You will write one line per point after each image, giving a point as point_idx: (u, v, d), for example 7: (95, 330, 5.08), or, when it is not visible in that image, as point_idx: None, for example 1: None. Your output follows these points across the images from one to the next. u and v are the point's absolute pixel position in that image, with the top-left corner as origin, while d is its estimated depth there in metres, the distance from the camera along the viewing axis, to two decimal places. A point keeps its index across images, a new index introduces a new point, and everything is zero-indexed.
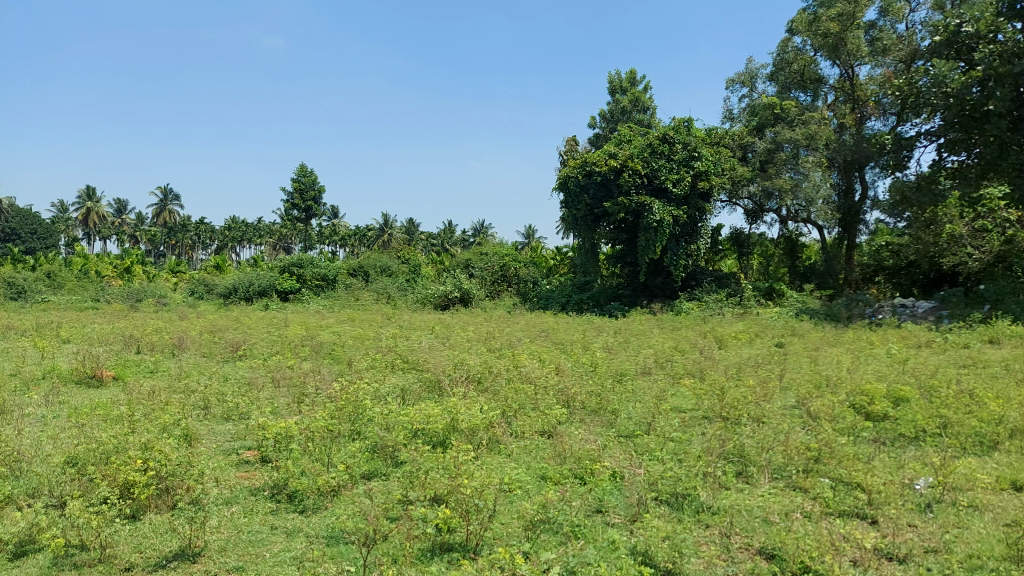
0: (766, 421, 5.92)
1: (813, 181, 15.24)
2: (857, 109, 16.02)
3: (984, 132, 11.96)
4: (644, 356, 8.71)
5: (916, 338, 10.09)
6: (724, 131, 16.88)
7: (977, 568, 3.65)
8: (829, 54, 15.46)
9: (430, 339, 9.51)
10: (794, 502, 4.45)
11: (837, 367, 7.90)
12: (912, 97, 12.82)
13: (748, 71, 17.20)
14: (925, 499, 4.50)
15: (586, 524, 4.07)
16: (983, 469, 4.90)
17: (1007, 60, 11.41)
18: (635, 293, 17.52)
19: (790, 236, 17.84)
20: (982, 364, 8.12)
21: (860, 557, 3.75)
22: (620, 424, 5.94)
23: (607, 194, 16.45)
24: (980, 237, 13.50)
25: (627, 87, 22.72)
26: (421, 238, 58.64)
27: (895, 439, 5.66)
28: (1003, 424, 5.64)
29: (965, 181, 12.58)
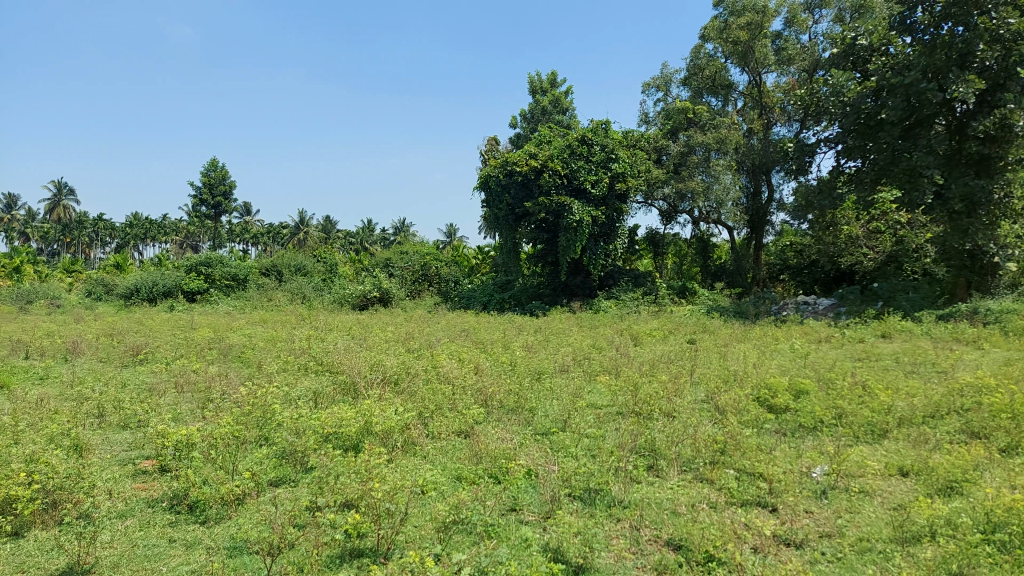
0: (677, 416, 6.11)
1: (723, 184, 15.85)
2: (764, 115, 16.78)
3: (879, 139, 12.76)
4: (562, 354, 8.80)
5: (817, 333, 10.65)
6: (640, 134, 17.29)
7: (866, 550, 3.88)
8: (739, 62, 16.10)
9: (346, 340, 9.32)
10: (701, 494, 4.61)
11: (744, 362, 8.24)
12: (813, 105, 13.65)
13: (663, 75, 17.69)
14: (821, 486, 4.74)
15: (500, 523, 4.08)
16: (874, 457, 5.21)
17: (899, 72, 12.17)
18: (555, 293, 17.73)
19: (703, 236, 18.50)
20: (875, 357, 8.67)
21: (760, 544, 3.92)
22: (537, 422, 5.97)
23: (528, 194, 16.56)
24: (875, 237, 14.83)
25: (548, 88, 22.97)
26: (339, 237, 57.45)
27: (795, 430, 5.94)
28: (892, 413, 6.04)
29: (861, 186, 13.16)
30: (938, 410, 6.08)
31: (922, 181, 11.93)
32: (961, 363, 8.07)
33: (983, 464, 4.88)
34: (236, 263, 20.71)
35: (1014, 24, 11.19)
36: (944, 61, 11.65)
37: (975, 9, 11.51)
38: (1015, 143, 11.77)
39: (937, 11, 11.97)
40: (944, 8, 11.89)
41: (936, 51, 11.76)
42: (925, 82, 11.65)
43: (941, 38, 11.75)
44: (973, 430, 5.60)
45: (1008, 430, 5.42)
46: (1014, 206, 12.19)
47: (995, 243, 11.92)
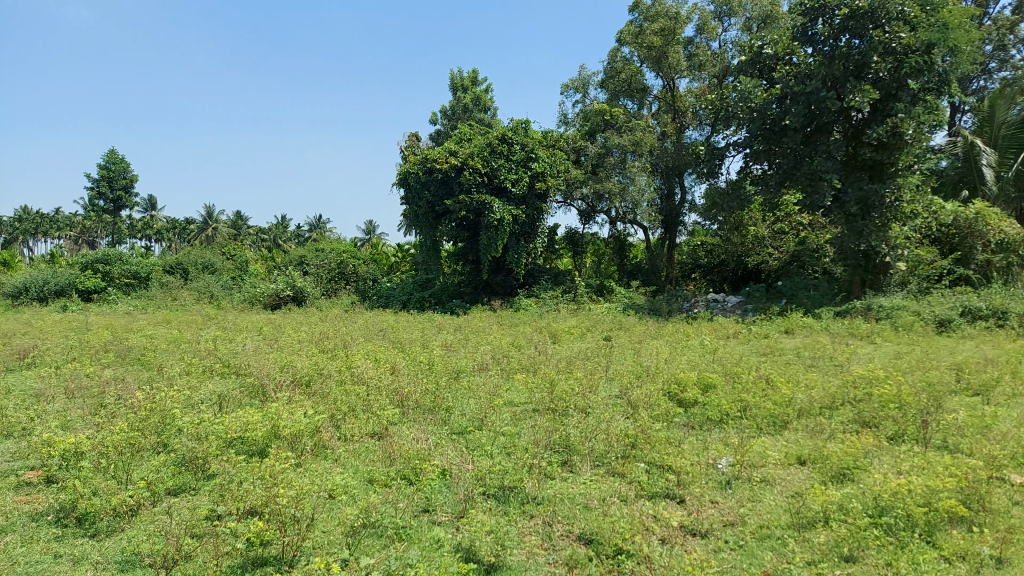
0: (591, 411, 6.21)
1: (638, 185, 16.27)
2: (677, 119, 17.34)
3: (783, 144, 13.36)
4: (481, 353, 8.79)
5: (726, 329, 11.09)
6: (559, 135, 17.51)
7: (766, 537, 4.05)
8: (654, 66, 16.53)
9: (256, 341, 9.00)
10: (613, 488, 4.70)
11: (656, 358, 8.47)
12: (723, 111, 14.14)
13: (581, 77, 17.97)
14: (726, 477, 4.92)
15: (412, 525, 4.03)
16: (775, 447, 5.46)
17: (801, 81, 12.79)
18: (475, 291, 17.74)
19: (620, 236, 18.95)
20: (778, 352, 9.08)
21: (668, 535, 4.03)
22: (453, 422, 5.91)
23: (448, 192, 16.46)
24: (779, 238, 15.57)
25: (468, 86, 22.92)
26: (251, 234, 55.48)
27: (703, 422, 6.14)
28: (792, 405, 6.34)
29: (766, 188, 13.77)
30: (832, 402, 6.44)
31: (822, 184, 12.68)
32: (854, 357, 8.57)
33: (873, 451, 5.20)
34: (138, 260, 19.66)
35: (904, 39, 11.96)
36: (841, 71, 12.45)
37: (870, 23, 12.24)
38: (905, 151, 12.62)
39: (836, 24, 12.63)
40: (843, 21, 12.56)
41: (835, 61, 12.50)
42: (824, 91, 12.40)
43: (839, 50, 12.47)
44: (863, 419, 5.96)
45: (895, 419, 5.79)
46: (903, 209, 13.11)
47: (886, 243, 12.80)
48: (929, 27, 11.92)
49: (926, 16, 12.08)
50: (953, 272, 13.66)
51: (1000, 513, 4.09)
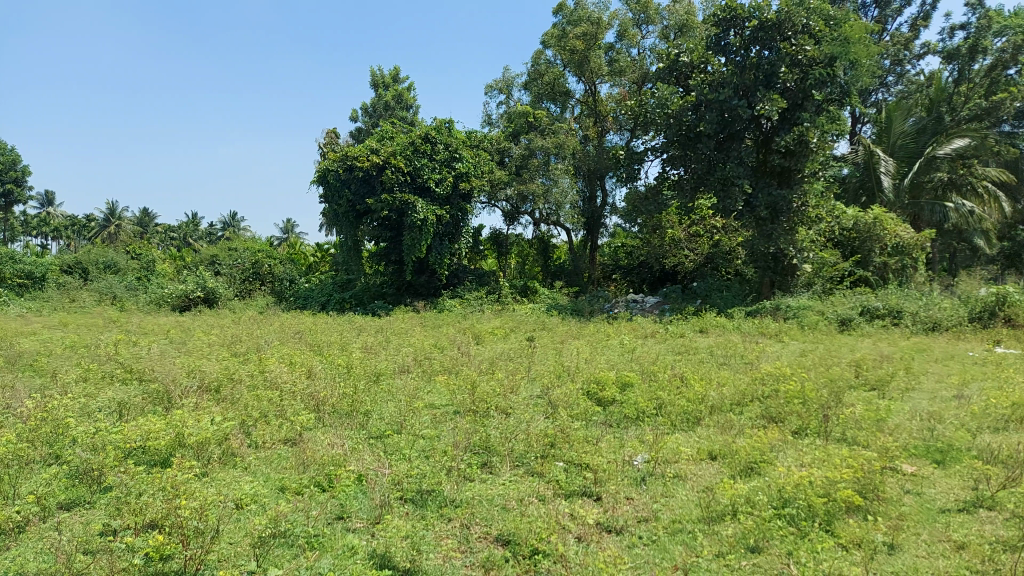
0: (512, 412, 6.22)
1: (561, 187, 16.49)
2: (599, 123, 17.69)
3: (697, 150, 13.78)
4: (401, 355, 8.66)
5: (644, 329, 11.37)
6: (483, 135, 17.51)
7: (678, 531, 4.16)
8: (576, 70, 16.78)
9: (161, 345, 8.56)
10: (531, 488, 4.72)
11: (577, 358, 8.59)
12: (642, 116, 14.42)
13: (504, 79, 18.04)
14: (641, 474, 5.03)
15: (325, 533, 3.93)
16: (688, 444, 5.62)
17: (715, 89, 13.22)
18: (399, 293, 17.53)
19: (543, 237, 19.14)
20: (693, 350, 9.38)
21: (584, 533, 4.08)
22: (372, 426, 5.78)
23: (369, 190, 16.16)
24: (695, 240, 16.10)
25: (390, 83, 22.61)
26: (158, 232, 52.87)
27: (620, 420, 6.26)
28: (705, 402, 6.56)
29: (682, 192, 14.19)
30: (742, 399, 6.69)
31: (734, 189, 13.36)
32: (763, 355, 8.94)
33: (778, 445, 5.43)
34: (32, 259, 18.43)
35: (809, 51, 12.59)
36: (752, 80, 12.99)
37: (778, 35, 12.86)
38: (810, 158, 13.45)
39: (747, 35, 13.15)
40: (753, 32, 13.09)
41: (746, 71, 13.03)
42: (736, 99, 12.94)
43: (750, 60, 13.00)
44: (770, 414, 6.22)
45: (799, 414, 6.07)
46: (808, 214, 13.85)
47: (793, 246, 13.49)
48: (832, 40, 12.56)
49: (830, 30, 12.74)
50: (854, 273, 14.50)
51: (891, 502, 4.36)
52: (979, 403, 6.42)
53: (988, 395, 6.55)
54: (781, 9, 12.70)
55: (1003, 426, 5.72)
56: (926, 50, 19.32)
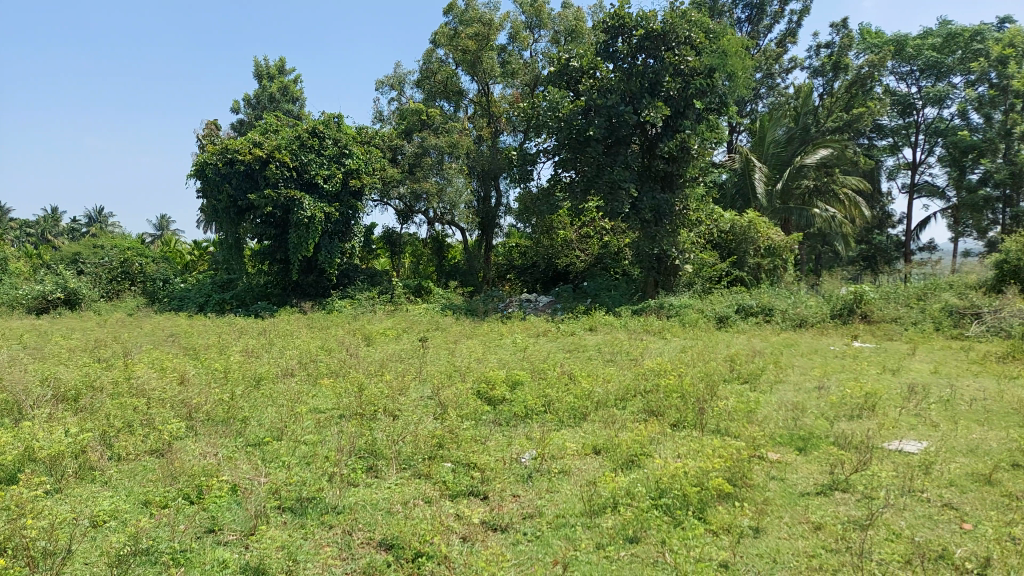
0: (399, 414, 6.10)
1: (455, 186, 16.42)
2: (492, 123, 17.82)
3: (586, 154, 14.06)
4: (285, 358, 8.32)
5: (537, 328, 11.52)
6: (375, 132, 17.13)
7: (561, 526, 4.23)
8: (469, 70, 16.78)
9: (11, 351, 7.79)
10: (417, 490, 4.66)
11: (468, 357, 8.59)
12: (534, 119, 14.45)
13: (396, 75, 17.79)
14: (528, 471, 5.07)
15: (193, 548, 3.71)
16: (573, 439, 5.74)
17: (603, 94, 13.60)
18: (284, 293, 16.87)
19: (438, 236, 19.01)
20: (582, 348, 9.61)
21: (469, 532, 4.07)
22: (249, 433, 5.51)
23: (252, 185, 15.48)
24: (585, 241, 16.48)
25: (275, 75, 21.76)
26: (12, 229, 48.22)
27: (509, 418, 6.28)
28: (592, 398, 6.74)
29: (574, 195, 14.39)
30: (626, 394, 6.92)
31: (620, 193, 13.79)
32: (647, 352, 9.29)
33: (657, 438, 5.64)
34: None
35: (690, 62, 13.26)
36: (638, 87, 13.49)
37: (662, 45, 13.47)
38: (691, 164, 14.25)
39: (633, 43, 13.63)
40: (640, 41, 13.57)
41: (632, 78, 13.51)
42: (623, 105, 13.38)
43: (636, 67, 13.49)
44: (651, 408, 6.46)
45: (678, 407, 6.34)
46: (689, 217, 14.59)
47: (675, 248, 14.17)
48: (711, 52, 13.34)
49: (709, 42, 13.44)
50: (731, 273, 15.35)
51: (757, 488, 4.65)
52: (837, 393, 6.97)
53: (845, 385, 7.13)
54: (665, 20, 13.25)
55: (857, 414, 6.23)
56: (795, 65, 20.80)
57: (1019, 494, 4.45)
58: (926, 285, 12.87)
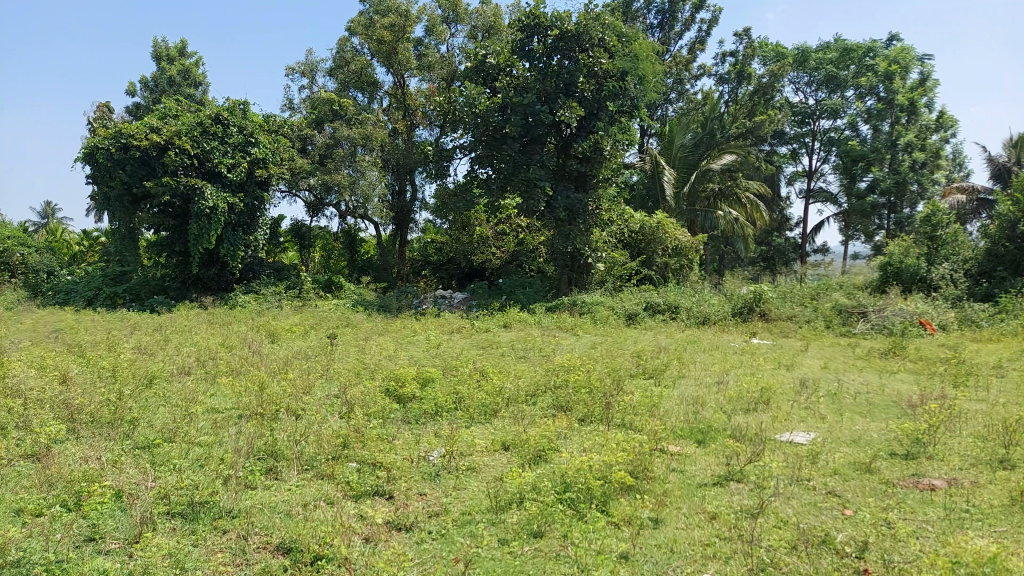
0: (303, 414, 5.90)
1: (368, 179, 16.20)
2: (407, 116, 17.61)
3: (503, 151, 14.04)
4: (182, 356, 7.91)
5: (451, 325, 11.45)
6: (283, 120, 16.41)
7: (466, 523, 4.19)
8: (384, 61, 16.49)
9: None
10: (319, 491, 4.51)
11: (378, 354, 8.42)
12: (450, 114, 14.34)
13: (307, 63, 17.26)
14: (435, 468, 5.00)
15: (70, 558, 3.47)
16: (482, 436, 5.73)
17: (519, 92, 13.65)
18: (184, 287, 16.07)
19: (350, 231, 18.64)
20: (495, 345, 9.63)
21: (372, 533, 3.97)
22: (138, 435, 5.19)
23: (149, 172, 14.69)
24: (501, 238, 16.48)
25: (176, 57, 20.65)
26: None
27: (418, 416, 6.19)
28: (502, 394, 6.75)
29: (489, 191, 14.29)
30: (535, 390, 6.98)
31: (536, 191, 13.88)
32: (559, 349, 9.40)
33: (563, 433, 5.71)
34: None
35: (604, 64, 13.56)
36: (553, 87, 13.65)
37: (576, 46, 13.66)
38: (603, 164, 14.59)
39: (549, 43, 13.75)
40: (554, 41, 13.72)
41: (547, 78, 13.64)
42: (539, 104, 13.49)
43: (551, 67, 13.62)
44: (559, 403, 6.54)
45: (585, 402, 6.45)
46: (601, 217, 14.88)
47: (588, 247, 14.46)
48: (624, 56, 13.65)
49: (622, 45, 13.77)
50: (640, 272, 15.79)
51: (658, 480, 4.78)
52: (734, 387, 7.29)
53: (742, 380, 7.47)
54: (579, 21, 13.43)
55: (752, 407, 6.54)
56: (703, 72, 21.57)
57: (896, 481, 4.75)
58: (819, 285, 13.66)
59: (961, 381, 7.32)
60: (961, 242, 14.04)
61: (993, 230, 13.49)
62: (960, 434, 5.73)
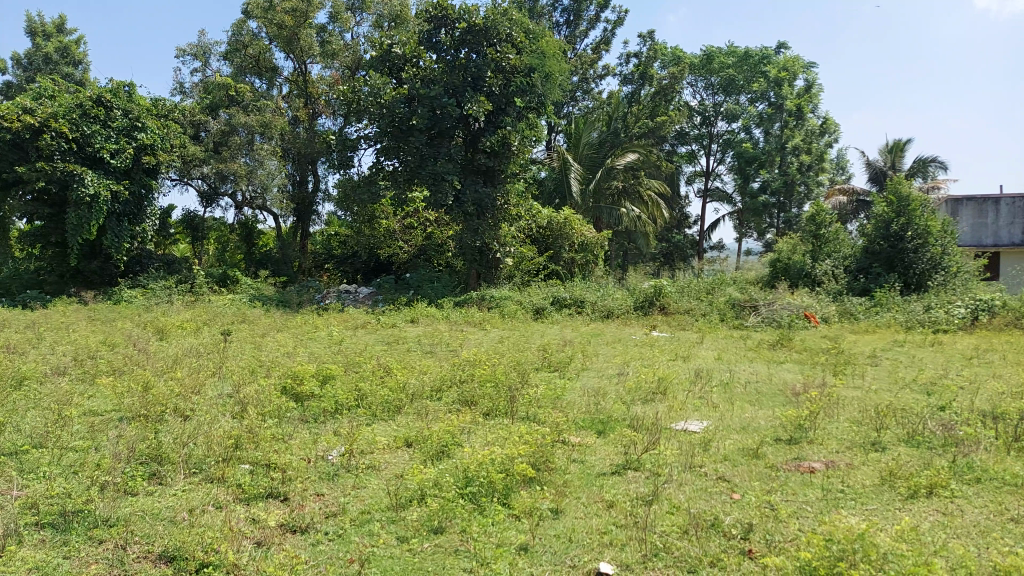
0: (191, 416, 5.59)
1: (267, 169, 15.69)
2: (309, 104, 17.19)
3: (409, 143, 13.85)
4: (56, 355, 7.33)
5: (354, 320, 11.19)
6: (174, 104, 15.39)
7: (365, 522, 4.08)
8: (284, 47, 15.92)
9: None
10: (207, 495, 4.29)
11: (276, 351, 8.12)
12: (354, 103, 13.96)
13: (200, 45, 16.40)
14: (334, 468, 4.86)
15: None
16: (383, 433, 5.62)
17: (426, 84, 13.51)
18: (62, 281, 14.94)
19: (248, 222, 17.95)
20: (400, 340, 9.49)
21: (264, 537, 3.80)
22: (2, 442, 4.77)
23: (22, 157, 13.59)
24: (409, 232, 16.03)
25: (52, 33, 19.15)
26: None
27: (317, 415, 5.99)
28: (406, 390, 6.67)
29: (395, 184, 14.05)
30: (440, 384, 6.93)
31: (444, 184, 13.76)
32: (466, 344, 9.39)
33: (467, 428, 5.67)
34: None
35: (511, 60, 13.65)
36: (461, 81, 13.62)
37: (484, 40, 13.65)
38: (510, 159, 14.65)
39: (456, 36, 13.67)
40: (462, 34, 13.66)
41: (455, 71, 13.59)
42: (446, 97, 13.36)
43: (459, 61, 13.58)
44: (464, 398, 6.51)
45: (489, 397, 6.44)
46: (510, 212, 14.92)
47: (497, 241, 14.55)
48: (531, 52, 13.82)
49: (529, 42, 13.93)
50: (547, 267, 16.03)
51: (558, 471, 4.85)
52: (634, 378, 7.54)
53: (641, 371, 7.71)
54: (486, 15, 13.45)
55: (650, 397, 6.77)
56: (607, 72, 22.07)
57: (780, 465, 5.03)
58: (714, 280, 14.29)
59: (840, 369, 7.86)
60: (841, 240, 15.09)
61: (870, 229, 14.55)
62: (838, 418, 6.13)
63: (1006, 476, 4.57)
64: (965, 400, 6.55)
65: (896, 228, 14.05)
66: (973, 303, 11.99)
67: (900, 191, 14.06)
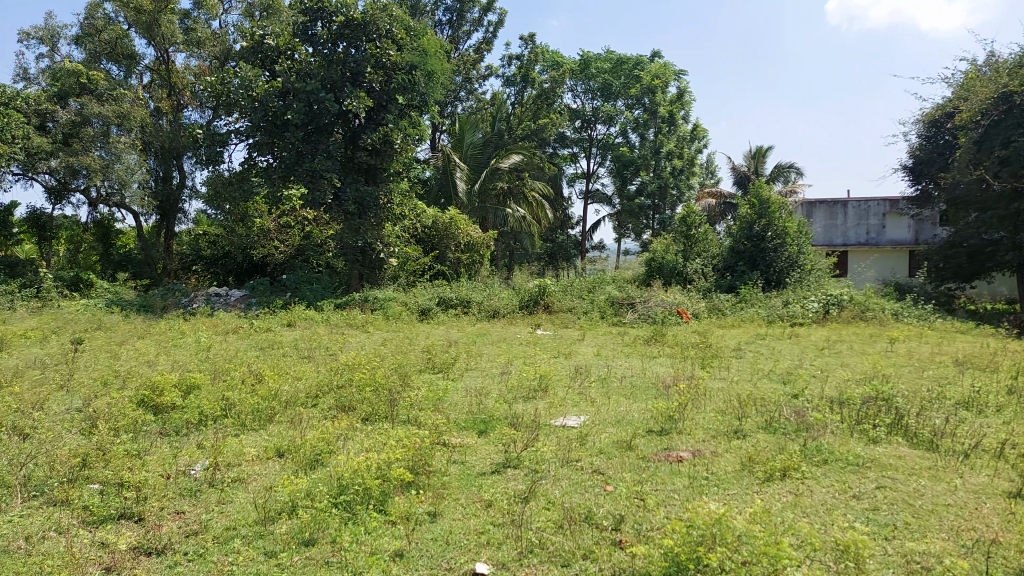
0: (32, 434, 5.08)
1: (125, 163, 14.63)
2: (174, 96, 16.47)
3: (284, 140, 13.36)
4: None
5: (225, 325, 10.61)
6: (15, 91, 14.05)
7: (229, 539, 3.87)
8: (144, 33, 14.89)
9: None
10: (50, 519, 3.92)
11: (135, 360, 7.57)
12: (223, 96, 13.32)
13: (46, 27, 15.02)
14: (197, 483, 4.58)
15: None
16: (253, 443, 5.37)
17: (302, 78, 13.06)
18: None
19: (104, 221, 16.63)
20: (276, 345, 9.10)
21: (114, 561, 3.51)
22: None
23: None
24: (285, 231, 14.57)
25: None
26: None
27: (180, 427, 5.62)
28: (278, 397, 6.40)
29: (270, 181, 13.52)
30: (317, 391, 6.69)
31: (322, 182, 13.40)
32: (346, 347, 9.16)
33: (343, 434, 5.51)
34: None
35: (392, 56, 13.46)
36: (339, 76, 13.24)
37: (363, 35, 13.35)
38: (393, 158, 14.42)
39: (333, 30, 13.30)
40: (339, 28, 13.30)
41: (332, 65, 13.20)
42: (324, 92, 12.95)
43: (337, 55, 13.22)
44: (341, 404, 6.32)
45: (368, 402, 6.28)
46: (393, 211, 14.67)
47: (379, 241, 14.14)
48: (412, 50, 13.66)
49: (410, 39, 13.77)
50: (431, 268, 15.92)
51: (436, 473, 4.80)
52: (515, 376, 7.64)
53: (522, 369, 7.82)
54: (365, 10, 13.21)
55: (531, 395, 6.86)
56: (490, 73, 22.23)
57: (651, 456, 5.24)
58: (595, 280, 14.71)
59: (708, 362, 8.31)
60: (710, 240, 15.98)
61: (735, 230, 15.53)
62: (705, 409, 6.48)
63: (849, 456, 5.00)
64: (816, 387, 7.13)
65: (758, 229, 15.08)
66: (825, 298, 13.03)
67: (761, 195, 15.14)
